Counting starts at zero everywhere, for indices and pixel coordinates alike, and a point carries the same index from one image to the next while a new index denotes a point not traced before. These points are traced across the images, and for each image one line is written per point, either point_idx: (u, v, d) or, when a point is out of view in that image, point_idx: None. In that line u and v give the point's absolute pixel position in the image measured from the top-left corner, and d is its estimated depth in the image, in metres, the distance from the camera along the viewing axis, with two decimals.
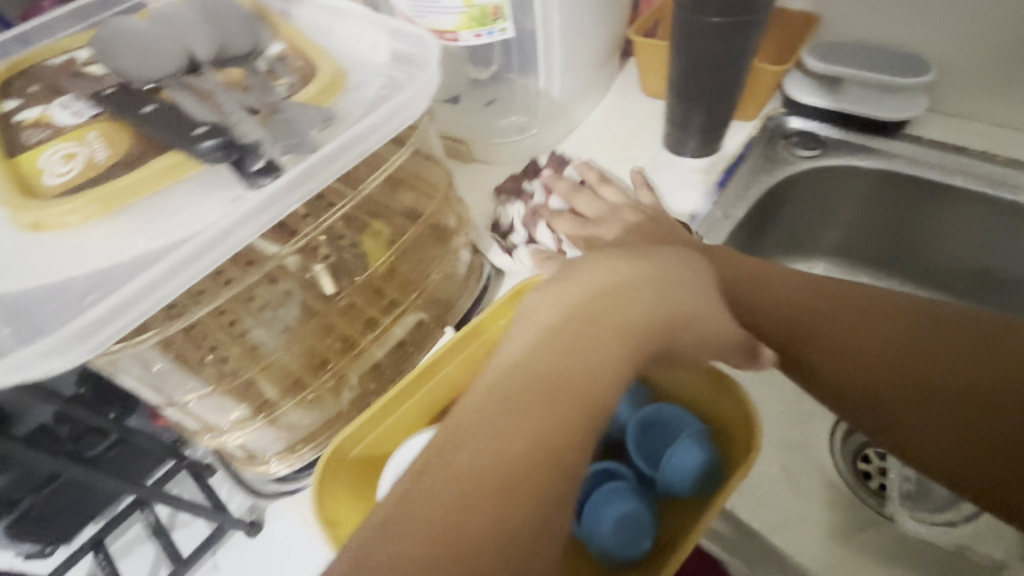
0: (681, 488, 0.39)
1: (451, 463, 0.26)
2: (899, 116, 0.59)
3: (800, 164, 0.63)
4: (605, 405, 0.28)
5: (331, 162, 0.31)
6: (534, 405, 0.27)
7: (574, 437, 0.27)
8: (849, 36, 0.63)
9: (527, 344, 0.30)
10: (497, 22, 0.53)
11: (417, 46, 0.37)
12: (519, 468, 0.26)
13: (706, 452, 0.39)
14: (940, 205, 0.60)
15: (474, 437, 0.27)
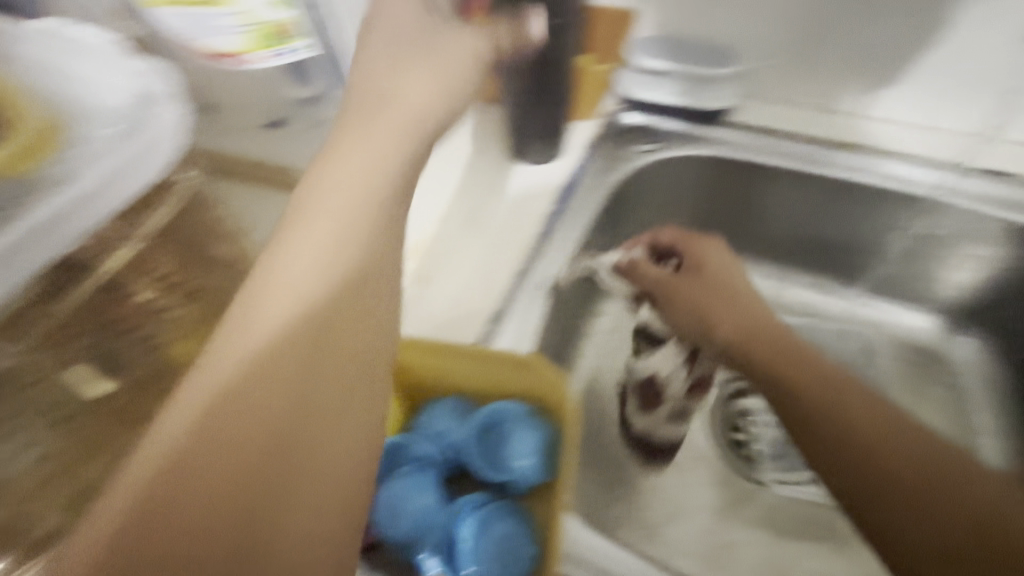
0: (531, 476, 0.37)
1: (197, 434, 0.25)
2: (717, 106, 0.62)
3: (638, 159, 0.64)
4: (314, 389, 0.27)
5: None
6: (271, 385, 0.26)
7: (295, 385, 0.27)
8: (666, 29, 0.65)
9: (235, 324, 0.28)
10: (292, 39, 0.46)
11: (148, 110, 0.40)
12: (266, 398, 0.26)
13: (538, 432, 0.37)
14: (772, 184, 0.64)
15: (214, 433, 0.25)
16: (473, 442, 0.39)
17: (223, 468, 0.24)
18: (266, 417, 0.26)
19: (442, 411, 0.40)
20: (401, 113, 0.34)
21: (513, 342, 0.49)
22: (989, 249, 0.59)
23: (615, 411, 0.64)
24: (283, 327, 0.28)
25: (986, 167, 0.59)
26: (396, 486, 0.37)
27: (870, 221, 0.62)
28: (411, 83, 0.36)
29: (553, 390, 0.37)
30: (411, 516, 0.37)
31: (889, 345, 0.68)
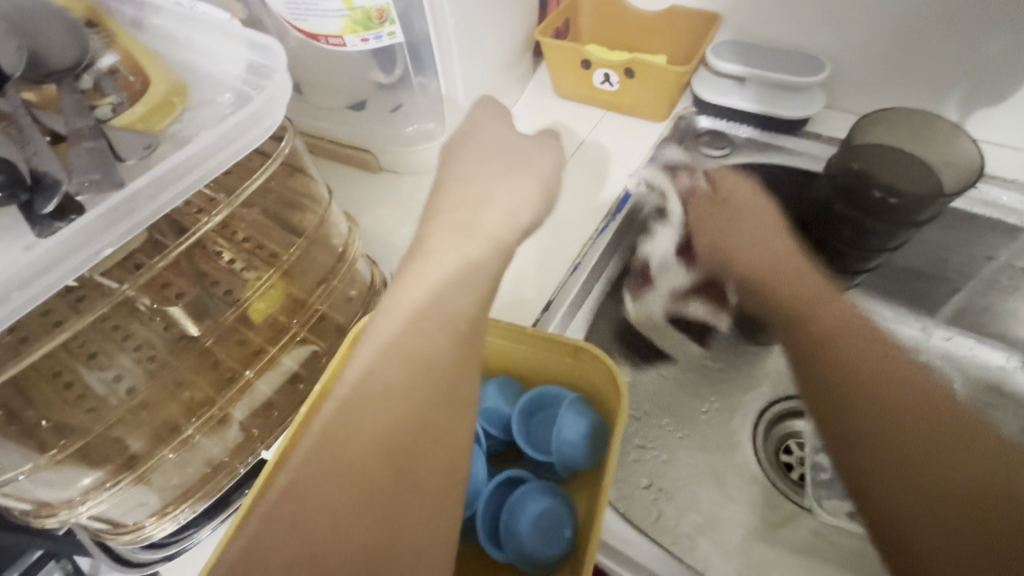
0: (577, 456, 0.36)
1: (321, 452, 0.27)
2: (796, 112, 0.60)
3: (707, 164, 0.64)
4: (376, 411, 0.29)
5: (151, 198, 0.27)
6: (378, 396, 0.29)
7: (386, 395, 0.29)
8: (748, 32, 0.63)
9: (386, 325, 0.31)
10: (384, 26, 0.49)
11: (250, 79, 0.33)
12: (385, 436, 0.28)
13: (587, 417, 0.37)
14: (911, 208, 0.52)
15: (370, 431, 0.28)
16: (524, 422, 0.38)
17: (327, 473, 0.27)
18: (334, 433, 0.28)
19: (492, 389, 0.40)
20: (498, 225, 0.37)
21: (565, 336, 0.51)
22: None
23: (661, 413, 0.63)
24: (386, 357, 0.30)
25: None
26: None
27: (980, 252, 0.57)
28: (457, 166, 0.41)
29: (600, 369, 0.37)
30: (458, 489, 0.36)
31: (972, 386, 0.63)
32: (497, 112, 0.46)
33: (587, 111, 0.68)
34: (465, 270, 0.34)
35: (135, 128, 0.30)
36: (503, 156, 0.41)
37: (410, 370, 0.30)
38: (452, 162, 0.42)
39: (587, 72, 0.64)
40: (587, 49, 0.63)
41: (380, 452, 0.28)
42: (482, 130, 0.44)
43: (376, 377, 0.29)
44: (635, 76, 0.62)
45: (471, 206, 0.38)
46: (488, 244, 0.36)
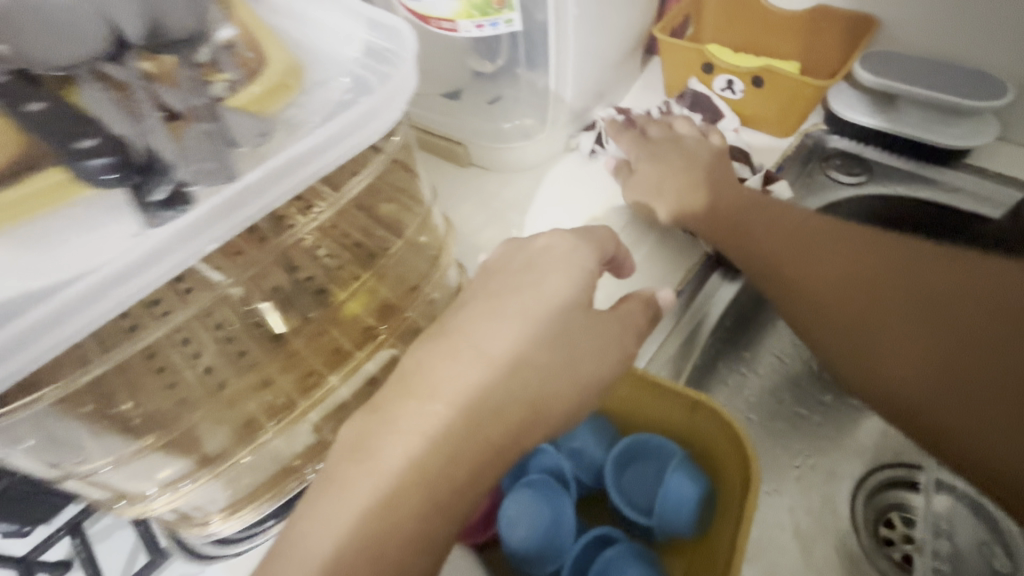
0: (683, 525, 0.32)
1: (324, 510, 0.28)
2: (957, 142, 0.51)
3: (836, 191, 0.56)
4: (376, 471, 0.28)
5: (260, 193, 0.24)
6: (381, 448, 0.29)
7: (391, 458, 0.28)
8: (907, 43, 0.54)
9: (405, 379, 0.31)
10: (503, 12, 0.45)
11: (370, 65, 0.30)
12: (402, 506, 0.28)
13: (699, 481, 0.32)
14: None
15: (367, 485, 0.28)
16: (618, 474, 0.34)
17: (333, 527, 0.27)
18: (338, 487, 0.28)
19: (584, 430, 0.36)
20: (530, 299, 0.32)
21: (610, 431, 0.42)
22: None
23: None
24: (392, 410, 0.30)
25: None
26: (532, 500, 0.33)
27: None
28: (490, 326, 0.31)
29: (721, 431, 0.32)
30: (541, 540, 0.32)
31: None
32: (575, 247, 0.35)
33: (699, 119, 0.61)
34: (491, 340, 0.31)
35: (248, 110, 0.27)
36: (544, 325, 0.31)
37: (420, 433, 0.29)
38: (489, 313, 0.32)
39: (708, 76, 0.58)
40: (712, 52, 0.56)
41: (380, 509, 0.28)
42: (541, 276, 0.33)
43: (412, 460, 0.28)
44: (762, 85, 0.55)
45: (518, 272, 0.34)
46: (517, 320, 0.31)
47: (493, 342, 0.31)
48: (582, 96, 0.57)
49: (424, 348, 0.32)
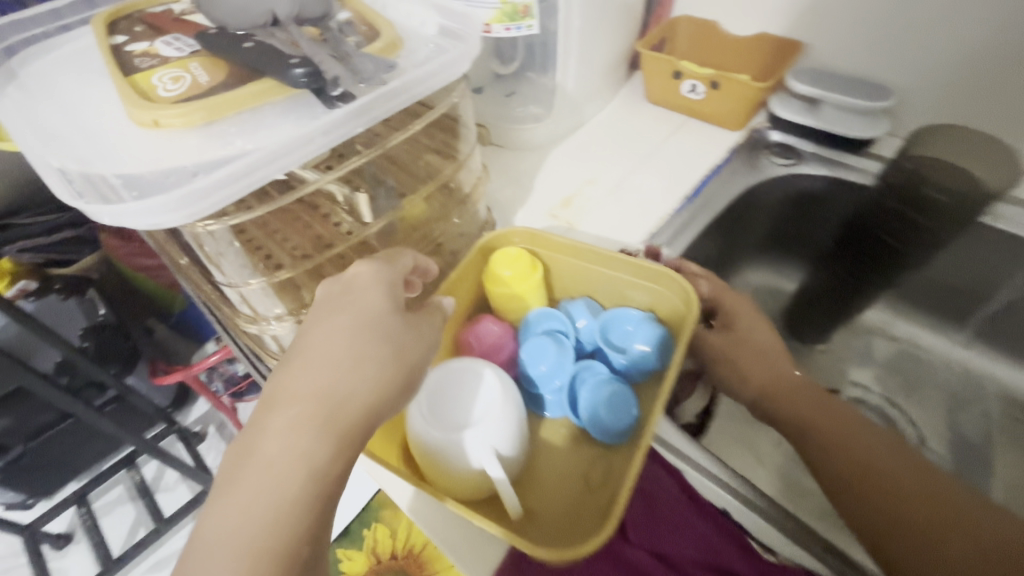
0: (649, 360, 0.46)
1: (218, 553, 0.30)
2: (861, 133, 0.67)
3: (774, 170, 0.72)
4: (256, 505, 0.31)
5: (386, 102, 0.40)
6: (252, 488, 0.31)
7: (270, 488, 0.31)
8: (827, 61, 0.72)
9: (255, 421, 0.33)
10: (525, 19, 0.61)
11: (448, 37, 0.46)
12: (295, 517, 0.31)
13: (660, 330, 0.46)
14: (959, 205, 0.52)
15: (254, 515, 0.30)
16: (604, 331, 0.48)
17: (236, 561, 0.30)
18: (224, 528, 0.30)
19: (583, 304, 0.50)
20: (356, 315, 0.36)
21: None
22: None
23: None
24: (251, 453, 0.32)
25: None
26: (544, 342, 0.47)
27: None
28: (317, 352, 0.35)
29: (677, 295, 0.46)
30: (551, 367, 0.46)
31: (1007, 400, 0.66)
32: (380, 267, 0.40)
33: (672, 116, 0.78)
34: (331, 361, 0.34)
35: (383, 55, 0.42)
36: (372, 321, 0.37)
37: (286, 458, 0.32)
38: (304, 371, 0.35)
39: (677, 81, 0.75)
40: (679, 62, 0.73)
41: (279, 524, 0.31)
42: (361, 295, 0.37)
43: (289, 484, 0.31)
44: (717, 87, 0.72)
45: (337, 301, 0.37)
46: (350, 334, 0.36)
47: (325, 362, 0.34)
48: (580, 92, 0.73)
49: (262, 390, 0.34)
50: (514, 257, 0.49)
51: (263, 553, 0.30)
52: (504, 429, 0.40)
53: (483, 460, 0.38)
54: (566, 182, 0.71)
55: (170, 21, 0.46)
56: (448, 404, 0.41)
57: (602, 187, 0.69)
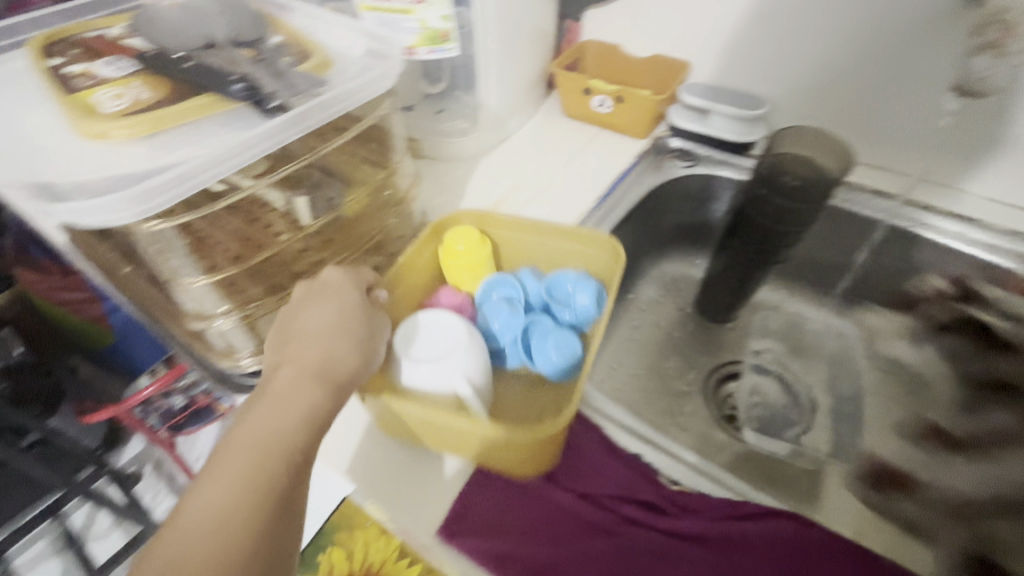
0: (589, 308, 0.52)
1: (219, 484, 0.33)
2: (741, 137, 0.79)
3: (676, 171, 0.82)
4: (262, 440, 0.35)
5: (318, 112, 0.44)
6: (256, 425, 0.35)
7: (275, 424, 0.35)
8: (712, 78, 0.83)
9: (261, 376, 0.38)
10: (446, 43, 0.68)
11: (375, 59, 0.52)
12: (288, 448, 0.35)
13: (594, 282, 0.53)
14: (816, 185, 0.62)
15: (255, 449, 0.34)
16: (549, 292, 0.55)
17: (240, 488, 0.33)
18: (229, 461, 0.34)
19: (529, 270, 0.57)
20: (347, 293, 0.44)
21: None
22: (963, 276, 0.69)
23: (631, 366, 0.78)
24: (256, 402, 0.37)
25: (966, 212, 0.70)
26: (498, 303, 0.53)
27: (862, 244, 0.74)
28: (314, 319, 0.42)
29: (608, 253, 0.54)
30: (504, 321, 0.52)
31: (878, 356, 0.77)
32: (356, 270, 0.48)
33: (586, 127, 0.87)
34: (327, 325, 0.41)
35: (316, 73, 0.48)
36: (355, 299, 0.44)
37: (290, 398, 0.37)
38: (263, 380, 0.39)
39: (587, 97, 0.84)
40: (588, 80, 0.83)
41: (277, 453, 0.34)
42: (348, 280, 0.46)
43: (288, 418, 0.36)
44: (621, 102, 0.82)
45: (329, 286, 0.45)
46: (338, 307, 0.43)
47: (319, 325, 0.41)
48: (502, 108, 0.81)
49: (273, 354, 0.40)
50: (466, 232, 0.56)
51: (255, 485, 0.33)
52: (474, 355, 0.46)
53: (456, 383, 0.43)
54: (495, 188, 0.77)
55: (105, 45, 0.49)
56: (418, 341, 0.46)
57: (526, 191, 0.76)
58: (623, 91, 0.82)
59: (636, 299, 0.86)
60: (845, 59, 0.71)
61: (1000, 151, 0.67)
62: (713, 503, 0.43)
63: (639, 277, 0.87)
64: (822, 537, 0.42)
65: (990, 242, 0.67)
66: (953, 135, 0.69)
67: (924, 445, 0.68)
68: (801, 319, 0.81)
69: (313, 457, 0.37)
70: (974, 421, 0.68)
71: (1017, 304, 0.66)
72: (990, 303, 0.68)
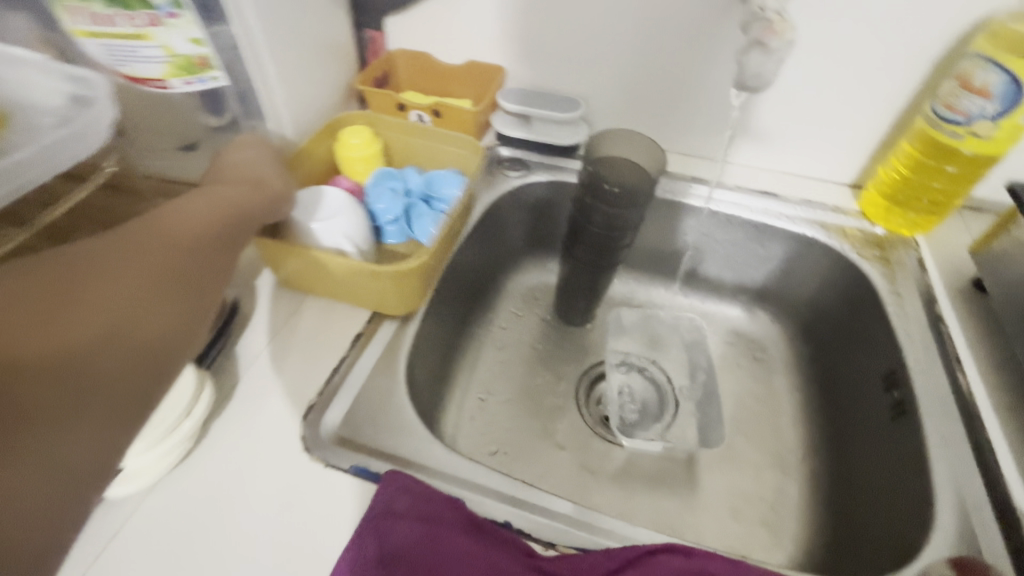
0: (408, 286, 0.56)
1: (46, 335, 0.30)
2: (566, 140, 0.78)
3: (510, 182, 0.78)
4: (107, 319, 0.33)
5: None
6: (111, 289, 0.34)
7: (115, 314, 0.33)
8: (528, 82, 0.81)
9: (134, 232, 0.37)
10: (206, 71, 0.55)
11: None
12: (117, 354, 0.32)
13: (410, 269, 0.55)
14: (631, 194, 0.61)
15: (94, 325, 0.32)
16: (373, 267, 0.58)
17: (76, 344, 0.31)
18: (77, 295, 0.33)
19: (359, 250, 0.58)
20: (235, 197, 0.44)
21: (352, 376, 0.52)
22: (776, 247, 0.75)
23: (501, 394, 0.74)
24: (119, 264, 0.35)
25: (767, 187, 0.77)
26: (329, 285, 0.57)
27: (690, 230, 0.78)
28: (188, 223, 0.40)
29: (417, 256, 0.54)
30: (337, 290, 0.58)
31: (723, 330, 0.82)
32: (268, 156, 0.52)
33: None
34: (205, 230, 0.40)
35: None
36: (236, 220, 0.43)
37: (143, 293, 0.35)
38: (98, 271, 0.34)
39: (403, 114, 0.77)
40: (400, 95, 0.75)
41: (102, 351, 0.32)
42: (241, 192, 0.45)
43: (138, 310, 0.34)
44: (440, 115, 0.76)
45: (213, 195, 0.43)
46: (217, 220, 0.41)
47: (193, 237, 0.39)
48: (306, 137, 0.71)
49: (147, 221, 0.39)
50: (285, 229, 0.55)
51: (71, 376, 0.30)
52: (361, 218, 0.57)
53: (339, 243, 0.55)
54: None
55: None
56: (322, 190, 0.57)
57: None
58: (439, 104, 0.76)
59: (497, 320, 0.82)
60: (645, 58, 0.73)
61: (785, 130, 0.74)
62: (586, 565, 0.40)
63: (496, 296, 0.83)
64: (697, 565, 0.40)
65: (790, 213, 0.74)
66: (749, 118, 0.74)
67: (774, 409, 0.73)
68: (653, 308, 0.84)
69: (155, 367, 0.34)
70: (807, 375, 0.74)
71: (820, 265, 0.73)
72: (801, 266, 0.75)
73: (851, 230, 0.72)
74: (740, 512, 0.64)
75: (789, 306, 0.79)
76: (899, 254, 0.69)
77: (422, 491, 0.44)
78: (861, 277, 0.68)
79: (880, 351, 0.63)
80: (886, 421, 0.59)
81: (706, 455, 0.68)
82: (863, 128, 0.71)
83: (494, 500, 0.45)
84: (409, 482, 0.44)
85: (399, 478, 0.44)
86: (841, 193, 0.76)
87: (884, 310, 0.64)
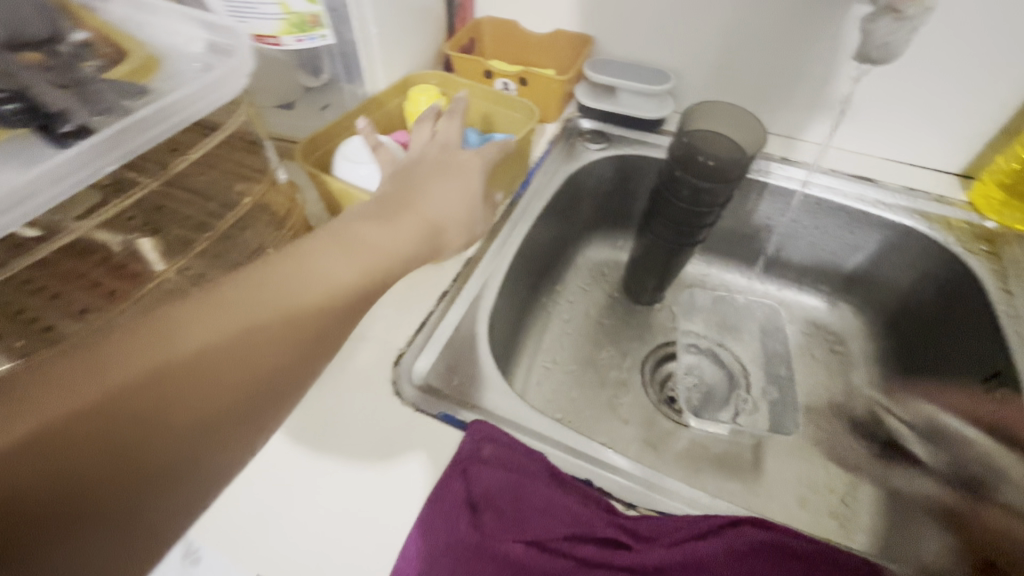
0: None
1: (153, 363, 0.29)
2: (652, 114, 0.76)
3: (590, 155, 0.78)
4: (218, 364, 0.31)
5: (143, 130, 0.37)
6: (234, 332, 0.32)
7: (231, 360, 0.32)
8: (616, 53, 0.80)
9: (282, 264, 0.36)
10: (317, 29, 0.58)
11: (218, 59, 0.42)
12: (205, 410, 0.31)
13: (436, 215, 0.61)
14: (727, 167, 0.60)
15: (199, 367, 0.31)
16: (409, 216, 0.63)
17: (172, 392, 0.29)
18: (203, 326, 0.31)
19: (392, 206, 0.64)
20: (397, 238, 0.43)
21: (438, 331, 0.54)
22: (869, 236, 0.71)
23: (567, 363, 0.75)
24: (257, 300, 0.34)
25: (864, 172, 0.73)
26: None
27: (773, 211, 0.75)
28: (336, 261, 0.39)
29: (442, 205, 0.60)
30: None
31: (800, 320, 0.79)
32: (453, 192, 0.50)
33: None
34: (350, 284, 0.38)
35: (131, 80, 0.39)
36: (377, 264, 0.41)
37: (264, 343, 0.33)
38: (242, 302, 0.33)
39: (489, 81, 0.77)
40: (487, 62, 0.76)
41: (195, 405, 0.30)
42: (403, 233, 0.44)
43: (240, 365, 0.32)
44: (527, 83, 0.76)
45: (395, 218, 0.44)
46: (367, 270, 0.40)
47: (339, 284, 0.38)
48: None
49: (301, 253, 0.38)
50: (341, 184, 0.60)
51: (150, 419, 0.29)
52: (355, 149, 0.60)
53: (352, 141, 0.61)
54: None
55: None
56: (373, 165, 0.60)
57: None
58: (526, 72, 0.76)
59: (566, 292, 0.82)
60: (745, 30, 0.70)
61: (893, 112, 0.70)
62: (667, 528, 0.40)
63: (566, 268, 0.83)
64: (782, 541, 0.40)
65: (888, 200, 0.70)
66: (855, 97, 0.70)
67: (851, 404, 0.70)
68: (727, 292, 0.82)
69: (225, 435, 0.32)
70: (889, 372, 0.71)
71: (917, 257, 0.69)
72: (894, 257, 0.71)
73: (957, 222, 0.67)
74: (811, 503, 0.62)
75: (875, 299, 0.75)
76: (1013, 250, 0.64)
77: (507, 442, 0.45)
78: (966, 272, 0.63)
79: (982, 350, 0.59)
80: (985, 424, 0.55)
81: (776, 442, 0.67)
82: (983, 113, 0.66)
83: (574, 459, 0.47)
84: (493, 433, 0.45)
85: (485, 428, 0.46)
86: (947, 183, 0.71)
87: (992, 308, 0.59)
